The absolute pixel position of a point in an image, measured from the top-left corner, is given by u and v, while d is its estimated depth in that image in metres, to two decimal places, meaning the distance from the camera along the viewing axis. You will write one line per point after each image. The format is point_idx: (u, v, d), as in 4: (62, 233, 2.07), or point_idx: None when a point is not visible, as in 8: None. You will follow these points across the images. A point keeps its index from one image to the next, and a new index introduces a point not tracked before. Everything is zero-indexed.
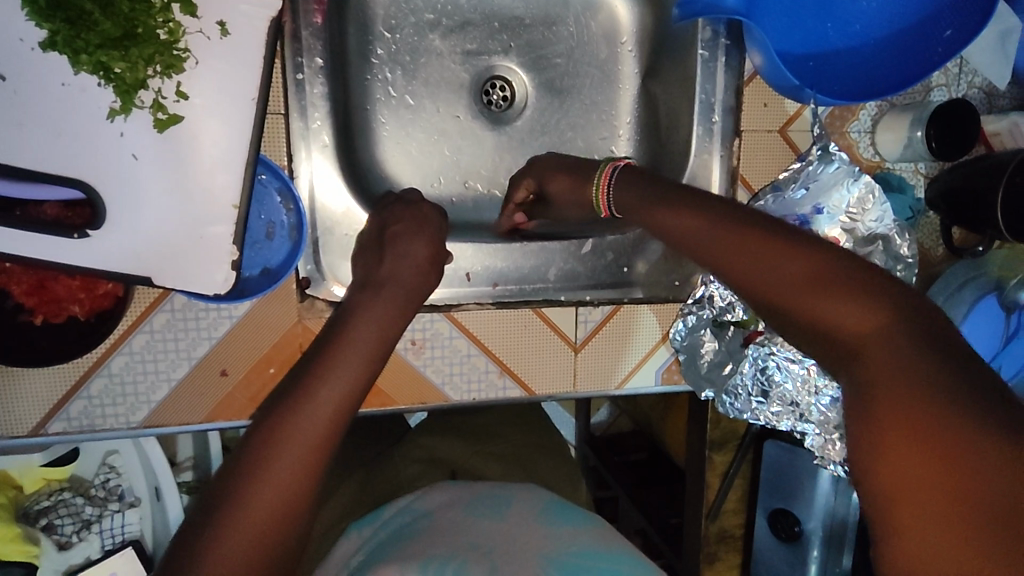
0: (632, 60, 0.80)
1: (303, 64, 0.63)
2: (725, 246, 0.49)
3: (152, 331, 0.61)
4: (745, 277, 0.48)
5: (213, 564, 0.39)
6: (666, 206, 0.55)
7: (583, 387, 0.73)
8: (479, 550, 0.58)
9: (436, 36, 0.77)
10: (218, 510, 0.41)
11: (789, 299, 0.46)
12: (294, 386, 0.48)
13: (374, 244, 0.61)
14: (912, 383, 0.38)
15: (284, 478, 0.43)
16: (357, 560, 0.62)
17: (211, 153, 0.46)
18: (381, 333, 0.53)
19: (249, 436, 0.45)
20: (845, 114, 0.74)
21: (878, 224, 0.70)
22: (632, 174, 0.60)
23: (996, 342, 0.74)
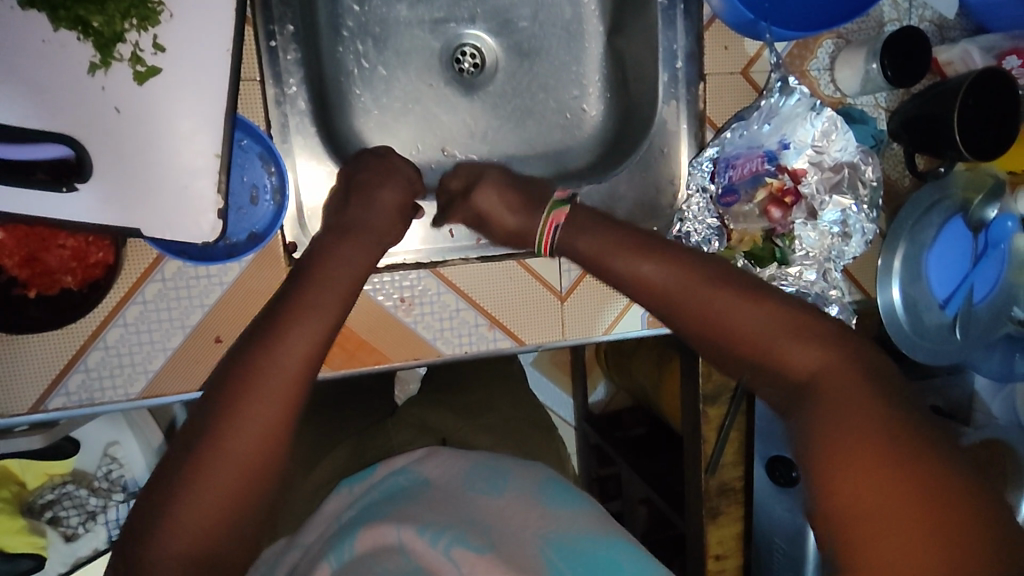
0: (596, 19, 0.83)
1: (276, 32, 0.63)
2: (699, 288, 0.56)
3: (144, 301, 0.61)
4: (718, 319, 0.54)
5: (203, 491, 0.42)
6: (632, 253, 0.59)
7: (572, 334, 0.75)
8: (477, 525, 0.58)
9: (404, 6, 0.79)
10: (205, 443, 0.44)
11: (761, 340, 0.52)
12: (272, 322, 0.50)
13: (343, 198, 0.62)
14: (865, 407, 0.45)
15: (268, 413, 0.45)
16: (349, 512, 0.64)
17: (189, 105, 0.47)
18: (354, 278, 0.56)
19: (232, 372, 0.47)
20: (803, 53, 0.77)
21: (843, 153, 0.73)
22: (590, 213, 0.64)
23: (966, 262, 0.78)
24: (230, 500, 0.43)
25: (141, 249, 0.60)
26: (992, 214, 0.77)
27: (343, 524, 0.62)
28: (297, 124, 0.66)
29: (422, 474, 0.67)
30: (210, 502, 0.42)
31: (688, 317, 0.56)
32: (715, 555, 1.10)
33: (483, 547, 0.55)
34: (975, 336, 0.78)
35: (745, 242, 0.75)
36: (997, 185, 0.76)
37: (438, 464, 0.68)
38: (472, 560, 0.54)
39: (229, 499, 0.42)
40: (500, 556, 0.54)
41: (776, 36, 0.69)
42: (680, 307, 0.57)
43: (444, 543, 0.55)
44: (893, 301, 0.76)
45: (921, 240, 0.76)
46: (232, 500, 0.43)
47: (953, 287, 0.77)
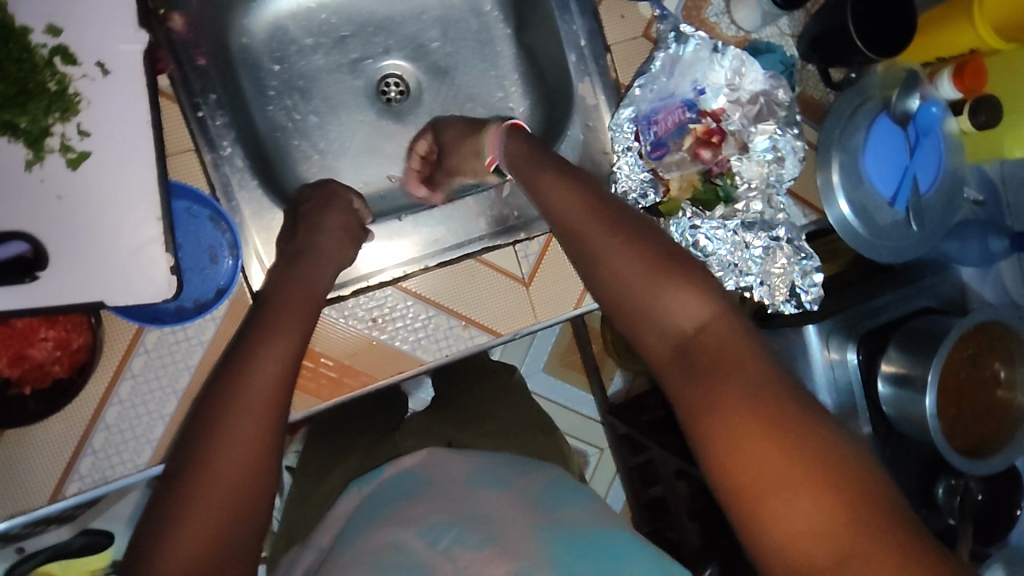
0: (500, 23, 0.88)
1: (200, 103, 0.67)
2: (602, 235, 0.62)
3: (134, 376, 0.65)
4: (617, 272, 0.60)
5: (197, 516, 0.46)
6: (549, 192, 0.67)
7: (544, 316, 0.77)
8: (480, 519, 0.60)
9: (320, 55, 0.84)
10: (197, 478, 0.47)
11: (641, 287, 0.58)
12: (239, 352, 0.55)
13: (292, 224, 0.70)
14: (731, 350, 0.52)
15: (246, 436, 0.50)
16: (354, 514, 0.66)
17: (122, 178, 0.52)
18: (307, 308, 0.61)
19: (210, 400, 0.52)
20: (697, 4, 0.81)
21: (757, 85, 0.76)
22: (530, 147, 0.72)
23: (902, 157, 0.79)
24: (218, 521, 0.46)
25: (119, 327, 0.64)
26: (915, 104, 0.78)
27: (352, 523, 0.65)
28: (239, 181, 0.69)
29: (419, 470, 0.69)
30: (201, 527, 0.46)
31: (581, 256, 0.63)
32: None
33: (482, 544, 0.57)
34: (930, 226, 0.80)
35: (686, 189, 0.78)
36: (911, 75, 0.77)
37: (437, 460, 0.71)
38: (471, 557, 0.56)
39: (223, 520, 0.47)
40: (500, 550, 0.56)
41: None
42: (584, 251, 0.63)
43: (446, 541, 0.58)
44: (843, 215, 0.77)
45: (852, 146, 0.78)
46: (223, 521, 0.47)
47: (896, 185, 0.79)
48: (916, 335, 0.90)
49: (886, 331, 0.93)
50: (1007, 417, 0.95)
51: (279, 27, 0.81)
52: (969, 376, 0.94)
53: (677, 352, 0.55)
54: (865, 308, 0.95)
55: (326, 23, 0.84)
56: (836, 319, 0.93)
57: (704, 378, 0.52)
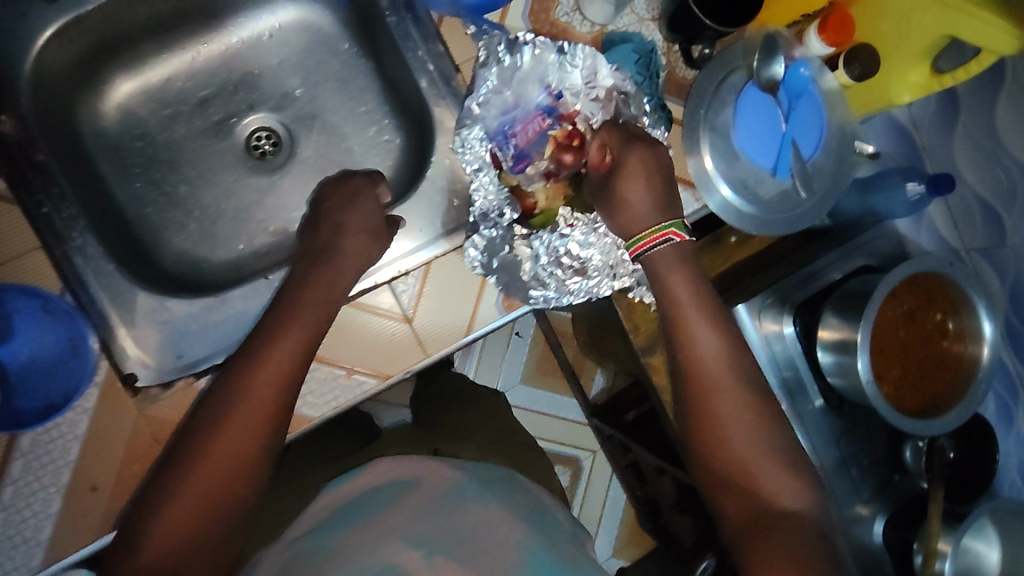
0: (358, 57, 0.86)
1: (43, 200, 0.68)
2: (732, 380, 0.65)
3: (14, 480, 0.64)
4: (719, 421, 0.63)
5: (167, 514, 0.55)
6: (695, 313, 0.67)
7: (434, 350, 0.75)
8: (459, 535, 0.59)
9: (182, 124, 0.83)
10: (183, 475, 0.56)
11: (756, 464, 0.62)
12: (241, 359, 0.62)
13: (315, 219, 0.73)
14: (812, 535, 0.58)
15: (228, 452, 0.57)
16: (325, 518, 0.64)
17: None
18: (317, 315, 0.66)
19: (201, 420, 0.59)
20: (545, 5, 0.77)
21: (612, 78, 0.74)
22: (674, 251, 0.69)
23: (777, 125, 0.75)
24: (188, 517, 0.55)
25: None
26: (779, 70, 0.74)
27: (323, 525, 0.63)
28: (94, 270, 0.69)
29: (400, 477, 0.70)
30: (171, 524, 0.54)
31: (692, 383, 0.65)
32: None
33: (464, 561, 0.55)
34: (821, 191, 0.76)
35: (554, 198, 0.75)
36: (771, 39, 0.73)
37: (416, 469, 0.71)
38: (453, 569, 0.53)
39: (193, 522, 0.55)
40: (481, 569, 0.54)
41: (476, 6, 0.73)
42: (694, 382, 0.65)
43: (426, 552, 0.55)
44: (725, 199, 0.74)
45: (720, 123, 0.75)
46: (191, 524, 0.55)
47: (773, 153, 0.75)
48: (849, 300, 0.81)
49: (820, 297, 0.85)
50: (959, 372, 0.86)
51: (134, 104, 0.81)
52: (911, 335, 0.86)
53: (750, 520, 0.60)
54: (807, 275, 0.87)
55: (182, 92, 0.83)
56: (766, 292, 0.86)
57: (783, 549, 0.56)
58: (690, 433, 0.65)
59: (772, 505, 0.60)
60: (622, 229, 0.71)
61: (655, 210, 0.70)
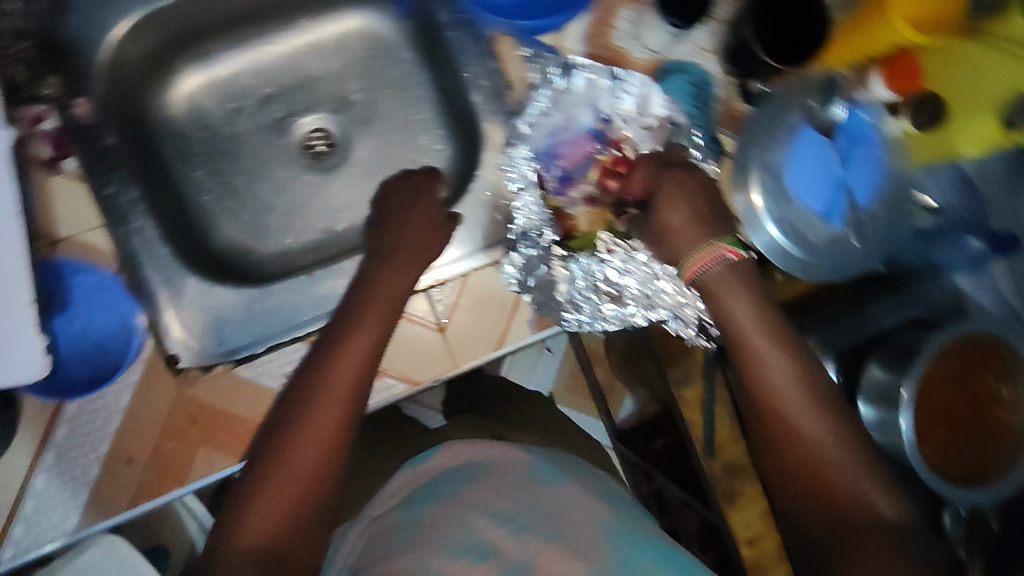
0: (418, 66, 0.88)
1: (108, 180, 0.71)
2: (805, 395, 0.65)
3: (58, 444, 0.68)
4: (795, 438, 0.64)
5: (261, 505, 0.59)
6: (763, 337, 0.67)
7: (463, 362, 0.76)
8: (540, 510, 0.70)
9: (244, 119, 0.86)
10: (273, 466, 0.60)
11: (845, 479, 0.61)
12: (318, 354, 0.66)
13: (379, 218, 0.76)
14: (908, 546, 0.57)
15: (313, 441, 0.61)
16: (409, 495, 0.75)
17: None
18: (387, 306, 0.69)
19: (284, 421, 0.63)
20: (601, 29, 0.76)
21: (663, 108, 0.75)
22: (728, 271, 0.68)
23: (832, 168, 0.75)
24: (281, 508, 0.59)
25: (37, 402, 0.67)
26: (840, 112, 0.73)
27: (409, 500, 0.74)
28: (149, 251, 0.72)
29: (471, 460, 0.79)
30: (266, 514, 0.58)
31: (760, 400, 0.66)
32: (747, 541, 0.98)
33: (549, 536, 0.66)
34: (876, 238, 0.75)
35: (594, 223, 0.76)
36: (829, 81, 0.73)
37: (486, 452, 0.80)
38: (540, 546, 0.64)
39: (286, 509, 0.59)
40: (565, 544, 0.65)
41: (531, 28, 0.72)
42: (768, 402, 0.66)
43: (511, 527, 0.67)
44: (772, 238, 0.74)
45: (772, 163, 0.75)
46: (286, 513, 0.59)
47: (827, 196, 0.75)
48: (895, 355, 0.78)
49: (867, 346, 0.81)
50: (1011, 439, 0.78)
51: (200, 97, 0.85)
52: (958, 396, 0.78)
53: (843, 533, 0.60)
54: (855, 323, 0.84)
55: (247, 88, 0.86)
56: (808, 334, 0.85)
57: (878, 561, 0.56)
58: (767, 447, 0.66)
59: (858, 517, 0.60)
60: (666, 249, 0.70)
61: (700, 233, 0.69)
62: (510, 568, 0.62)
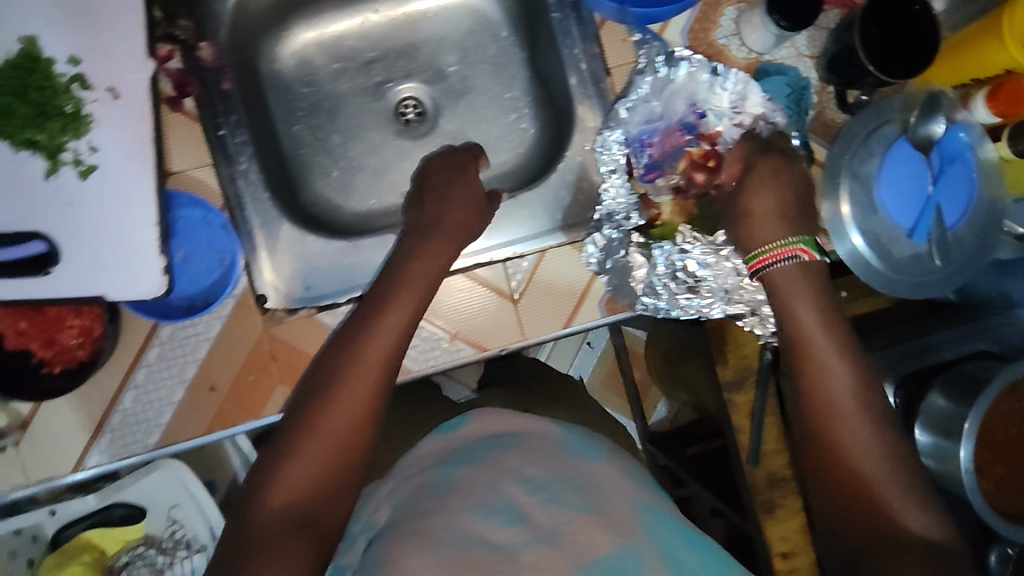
0: (516, 47, 0.90)
1: (222, 123, 0.75)
2: (854, 402, 0.64)
3: (150, 364, 0.72)
4: (838, 442, 0.64)
5: (292, 458, 0.59)
6: (818, 340, 0.67)
7: (532, 334, 0.78)
8: (572, 482, 0.69)
9: (345, 80, 0.90)
10: (307, 425, 0.61)
11: (883, 491, 0.61)
12: (360, 317, 0.67)
13: (419, 195, 0.77)
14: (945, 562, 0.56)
15: (350, 399, 0.62)
16: (442, 458, 0.75)
17: (118, 169, 0.66)
18: (426, 279, 0.71)
19: (322, 380, 0.64)
20: (706, 26, 0.79)
21: (761, 107, 0.74)
22: (802, 268, 0.69)
23: (923, 186, 0.74)
24: (313, 464, 0.60)
25: (137, 322, 0.72)
26: (938, 129, 0.72)
27: (441, 463, 0.74)
28: (251, 194, 0.75)
29: (503, 432, 0.79)
30: (299, 466, 0.59)
31: (810, 400, 0.66)
32: (780, 552, 0.98)
33: (581, 508, 0.65)
34: (962, 260, 0.74)
35: (678, 214, 0.77)
36: (932, 98, 0.72)
37: (517, 423, 0.81)
38: (571, 516, 0.63)
39: (321, 465, 0.60)
40: (597, 517, 0.64)
41: (642, 17, 0.75)
42: (817, 405, 0.66)
43: (544, 495, 0.66)
44: (856, 248, 0.73)
45: (865, 173, 0.74)
46: (318, 469, 0.59)
47: (919, 213, 0.73)
48: (959, 382, 0.77)
49: (930, 372, 0.81)
50: None
51: (307, 54, 0.89)
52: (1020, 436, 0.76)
53: (872, 543, 0.59)
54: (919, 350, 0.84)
55: (352, 51, 0.90)
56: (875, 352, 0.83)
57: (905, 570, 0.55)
58: (814, 449, 0.66)
59: (893, 530, 0.59)
60: (743, 244, 0.72)
61: (780, 230, 0.70)
62: (537, 536, 0.61)
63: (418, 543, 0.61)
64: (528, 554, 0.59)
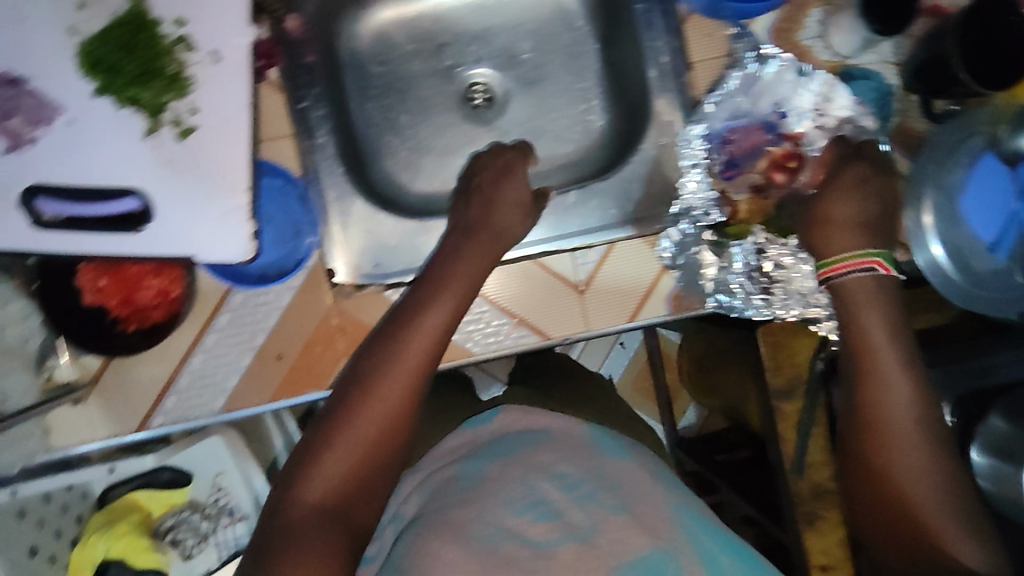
0: (591, 37, 0.90)
1: (303, 96, 0.76)
2: (914, 419, 0.60)
3: (220, 329, 0.73)
4: (889, 459, 0.60)
5: (330, 453, 0.56)
6: (885, 349, 0.63)
7: (596, 325, 0.78)
8: (607, 482, 0.63)
9: (417, 61, 0.90)
10: (345, 418, 0.58)
11: (930, 519, 0.57)
12: (406, 307, 0.65)
13: (464, 192, 0.75)
14: None
15: (389, 391, 0.59)
16: (473, 450, 0.68)
17: (213, 135, 0.62)
18: (471, 278, 0.69)
19: (362, 369, 0.61)
20: (791, 26, 0.78)
21: (845, 110, 0.75)
22: (868, 280, 0.66)
23: (1009, 201, 0.72)
24: (350, 459, 0.56)
25: (211, 287, 0.72)
26: None
27: (471, 455, 0.68)
28: (327, 167, 0.76)
29: (531, 426, 0.71)
30: (337, 462, 0.56)
31: (867, 410, 0.62)
32: (819, 565, 0.96)
33: (616, 508, 0.59)
34: None
35: (755, 212, 0.76)
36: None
37: (551, 420, 0.72)
38: (606, 516, 0.58)
39: (357, 460, 0.57)
40: (632, 518, 0.59)
41: (735, 13, 0.76)
42: (874, 416, 0.61)
43: (578, 495, 0.60)
44: (935, 259, 0.72)
45: (949, 184, 0.72)
46: (354, 467, 0.56)
47: (1003, 228, 0.71)
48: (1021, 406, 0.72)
49: (991, 393, 0.75)
50: None
51: (383, 33, 0.89)
52: None
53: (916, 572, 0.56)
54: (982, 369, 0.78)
55: (426, 33, 0.90)
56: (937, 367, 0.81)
57: None
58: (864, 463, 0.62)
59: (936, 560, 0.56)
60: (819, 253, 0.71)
61: (858, 239, 0.69)
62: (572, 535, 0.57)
63: (448, 538, 0.57)
64: (562, 552, 0.56)
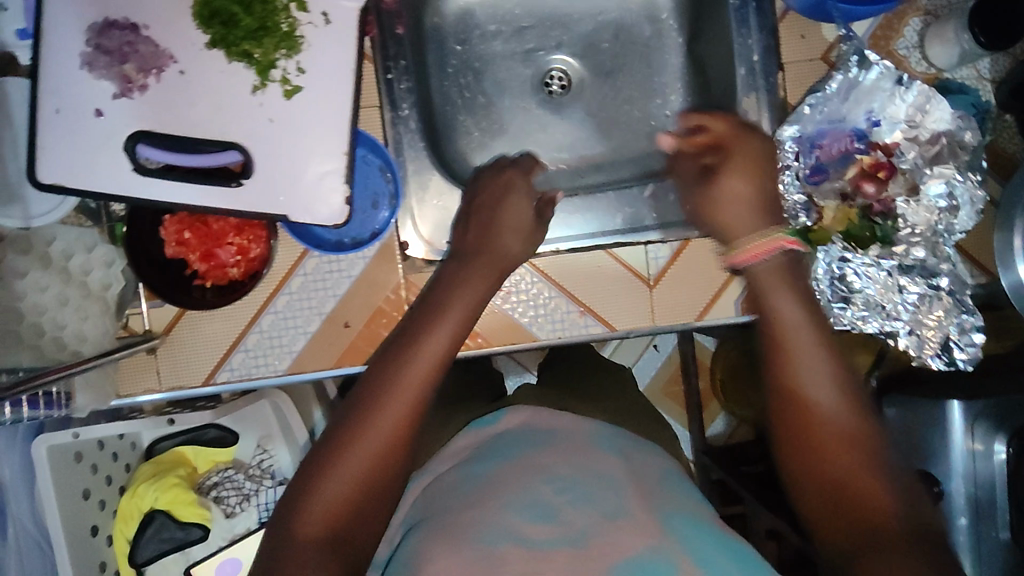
0: (676, 32, 0.89)
1: (391, 67, 0.76)
2: (833, 398, 0.60)
3: (292, 292, 0.73)
4: (813, 439, 0.59)
5: (333, 476, 0.54)
6: (800, 330, 0.63)
7: (662, 321, 0.77)
8: (605, 481, 0.59)
9: (498, 42, 0.90)
10: (345, 440, 0.56)
11: (857, 491, 0.56)
12: (410, 328, 0.64)
13: (464, 214, 0.74)
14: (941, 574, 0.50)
15: (391, 410, 0.57)
16: (477, 450, 0.66)
17: (316, 97, 0.63)
18: (478, 296, 0.68)
19: (366, 385, 0.60)
20: (889, 34, 0.77)
21: (939, 124, 0.73)
22: (787, 262, 0.67)
23: None
24: (353, 478, 0.54)
25: (289, 248, 0.73)
26: None
27: (477, 456, 0.64)
28: (409, 140, 0.77)
29: (536, 424, 0.68)
30: (343, 487, 0.54)
31: (782, 392, 0.61)
32: None
33: (609, 510, 0.56)
34: None
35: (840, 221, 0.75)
36: None
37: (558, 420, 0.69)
38: (599, 520, 0.55)
39: (359, 478, 0.55)
40: (631, 522, 0.55)
41: (846, 14, 0.73)
42: (793, 402, 0.61)
43: (569, 494, 0.57)
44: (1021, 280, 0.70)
45: None
46: (358, 488, 0.54)
47: None
48: None
49: None
50: None
51: (468, 12, 0.89)
52: None
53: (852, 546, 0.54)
54: None
55: (511, 15, 0.90)
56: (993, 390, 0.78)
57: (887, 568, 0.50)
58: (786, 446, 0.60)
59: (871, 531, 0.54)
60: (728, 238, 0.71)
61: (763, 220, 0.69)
62: (569, 537, 0.53)
63: (445, 539, 0.54)
64: (556, 556, 0.51)
